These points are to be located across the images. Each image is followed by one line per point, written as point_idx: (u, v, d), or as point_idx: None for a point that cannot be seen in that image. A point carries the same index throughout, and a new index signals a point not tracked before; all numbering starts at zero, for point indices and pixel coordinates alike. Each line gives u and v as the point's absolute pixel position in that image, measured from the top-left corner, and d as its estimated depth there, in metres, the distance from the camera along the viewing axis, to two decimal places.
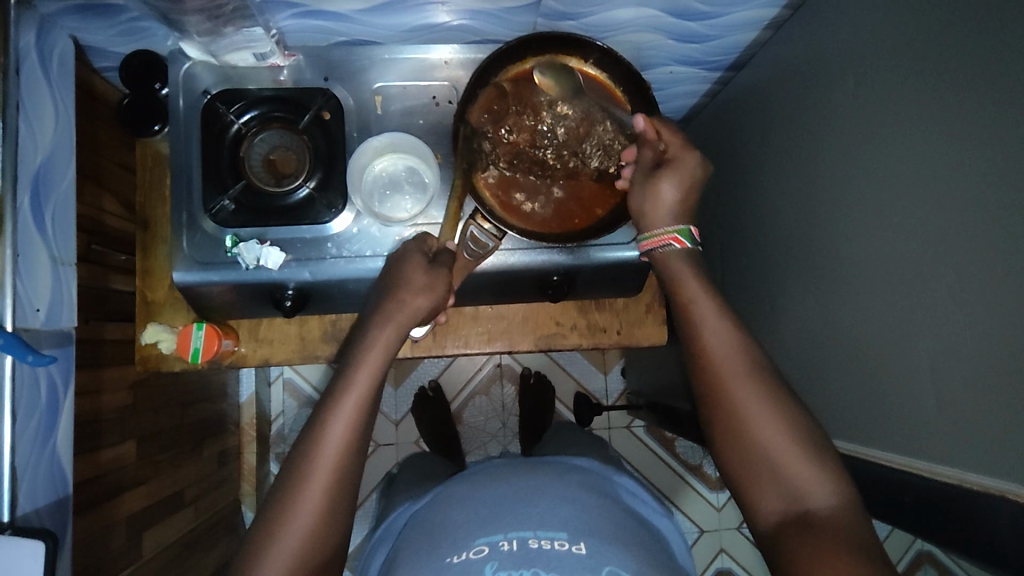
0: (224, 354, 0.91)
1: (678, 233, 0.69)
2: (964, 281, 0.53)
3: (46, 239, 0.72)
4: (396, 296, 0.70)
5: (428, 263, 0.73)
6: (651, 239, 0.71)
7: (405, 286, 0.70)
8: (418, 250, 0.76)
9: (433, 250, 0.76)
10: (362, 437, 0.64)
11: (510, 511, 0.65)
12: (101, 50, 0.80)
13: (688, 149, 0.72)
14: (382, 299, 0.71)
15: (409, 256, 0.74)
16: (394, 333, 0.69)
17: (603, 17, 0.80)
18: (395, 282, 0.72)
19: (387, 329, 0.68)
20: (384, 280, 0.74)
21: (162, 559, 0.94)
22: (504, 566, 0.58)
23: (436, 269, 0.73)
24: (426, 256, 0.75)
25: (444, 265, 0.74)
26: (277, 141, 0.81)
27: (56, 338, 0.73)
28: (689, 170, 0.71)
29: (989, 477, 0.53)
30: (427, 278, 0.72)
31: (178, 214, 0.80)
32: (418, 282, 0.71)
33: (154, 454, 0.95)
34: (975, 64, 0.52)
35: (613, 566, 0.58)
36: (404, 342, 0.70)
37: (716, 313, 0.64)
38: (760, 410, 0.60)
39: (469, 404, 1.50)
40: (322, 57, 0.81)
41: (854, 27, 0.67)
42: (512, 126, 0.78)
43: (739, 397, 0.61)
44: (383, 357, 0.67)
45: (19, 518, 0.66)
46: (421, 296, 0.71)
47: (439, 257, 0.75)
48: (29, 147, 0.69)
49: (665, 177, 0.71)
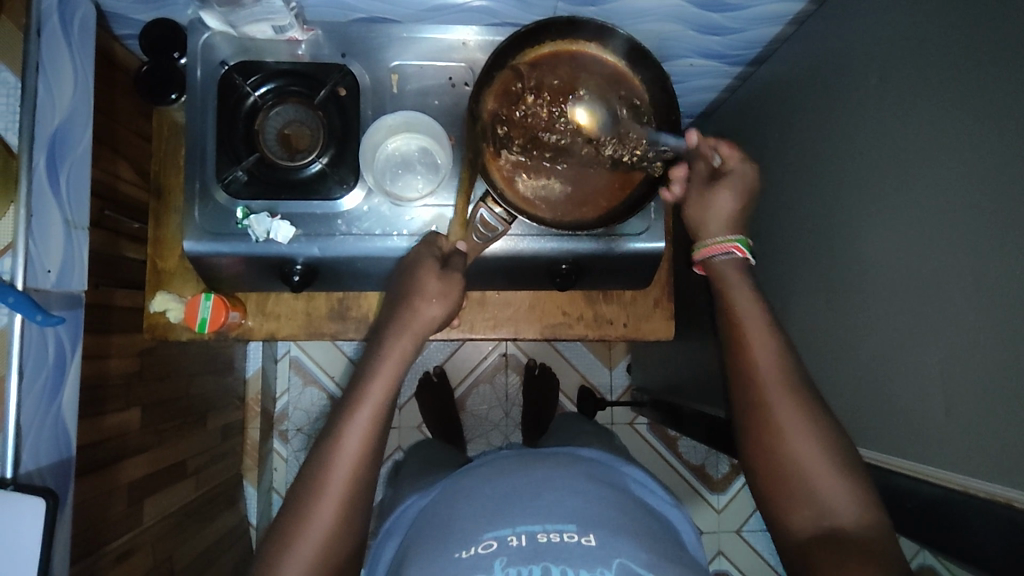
0: (230, 326, 0.92)
1: (739, 242, 0.70)
2: (978, 284, 0.52)
3: (59, 201, 0.73)
4: (410, 303, 0.69)
5: (440, 268, 0.72)
6: (711, 246, 0.71)
7: (419, 295, 0.69)
8: (430, 254, 0.74)
9: (444, 252, 0.75)
10: (382, 421, 0.65)
11: (518, 504, 0.64)
12: (122, 17, 0.81)
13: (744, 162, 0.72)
14: (396, 307, 0.70)
15: (422, 262, 0.73)
16: (411, 342, 0.68)
17: (625, 5, 0.79)
18: (405, 290, 0.71)
19: (403, 337, 0.68)
20: (396, 283, 0.73)
21: (162, 526, 0.96)
22: (513, 561, 0.58)
23: (451, 274, 0.71)
24: (439, 263, 0.73)
25: (455, 269, 0.73)
26: (292, 116, 0.81)
27: (66, 301, 0.73)
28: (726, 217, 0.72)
29: (996, 484, 0.52)
30: (440, 284, 0.71)
31: (191, 184, 0.80)
32: (433, 289, 0.70)
33: (158, 423, 0.96)
34: (1001, 60, 0.50)
35: (624, 559, 0.58)
36: (419, 351, 0.70)
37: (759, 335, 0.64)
38: (791, 423, 0.60)
39: (473, 393, 1.50)
40: (340, 33, 0.81)
41: (879, 22, 0.65)
42: (528, 109, 0.78)
43: (776, 410, 0.61)
44: (401, 363, 0.67)
45: (21, 476, 0.66)
46: (434, 304, 0.70)
47: (453, 260, 0.74)
48: (47, 108, 0.70)
49: (720, 189, 0.72)
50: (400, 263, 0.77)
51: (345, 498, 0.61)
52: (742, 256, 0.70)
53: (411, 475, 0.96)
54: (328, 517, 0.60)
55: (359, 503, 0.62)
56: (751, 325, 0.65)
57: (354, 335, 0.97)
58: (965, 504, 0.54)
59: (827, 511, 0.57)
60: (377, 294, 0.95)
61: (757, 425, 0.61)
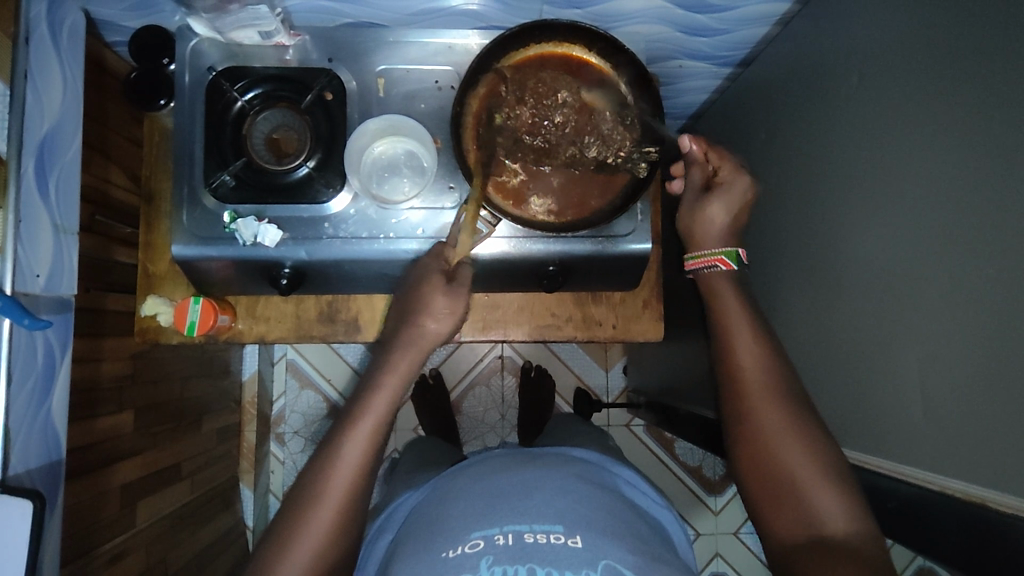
0: (221, 329, 0.92)
1: (724, 255, 0.74)
2: (956, 283, 0.52)
3: (48, 206, 0.73)
4: (418, 321, 0.71)
5: (447, 283, 0.73)
6: (700, 258, 0.75)
7: (425, 313, 0.71)
8: (437, 266, 0.75)
9: (451, 266, 0.76)
10: (386, 425, 0.66)
11: (505, 505, 0.64)
12: (113, 24, 0.82)
13: (739, 173, 0.76)
14: (403, 321, 0.72)
15: (428, 277, 0.74)
16: (418, 357, 0.71)
17: (610, 7, 0.80)
18: (413, 309, 0.72)
19: (410, 354, 0.70)
20: (403, 299, 0.75)
21: (155, 529, 0.96)
22: (499, 560, 0.57)
23: (457, 291, 0.73)
24: (447, 277, 0.74)
25: (463, 283, 0.74)
26: (280, 120, 0.82)
27: (56, 306, 0.74)
28: (738, 194, 0.75)
29: (972, 485, 0.52)
30: (448, 300, 0.72)
31: (179, 189, 0.80)
32: (440, 307, 0.72)
33: (152, 426, 0.97)
34: (982, 56, 0.50)
35: (610, 560, 0.57)
36: (423, 367, 0.71)
37: (750, 347, 0.67)
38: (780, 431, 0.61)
39: (469, 394, 1.50)
40: (327, 38, 0.82)
41: (861, 21, 0.65)
42: (511, 112, 0.79)
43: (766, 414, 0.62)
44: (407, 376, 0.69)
45: (10, 479, 0.67)
46: (440, 320, 0.72)
47: (461, 273, 0.75)
48: (36, 114, 0.71)
49: (712, 203, 0.76)
50: (410, 269, 0.78)
51: (329, 497, 0.61)
52: (727, 269, 0.73)
53: (402, 475, 0.97)
54: (312, 518, 0.60)
55: (347, 505, 0.62)
56: (741, 338, 0.67)
57: (344, 337, 0.97)
58: (945, 506, 0.54)
59: (814, 520, 0.57)
60: (381, 298, 0.96)
61: (750, 436, 0.62)
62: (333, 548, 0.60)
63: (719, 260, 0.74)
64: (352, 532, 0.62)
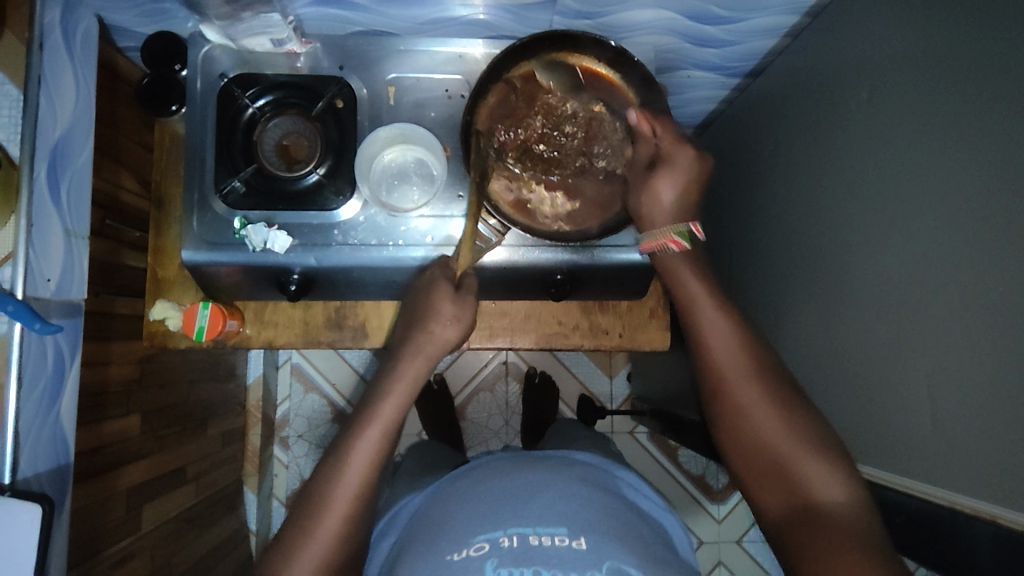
0: (229, 334, 0.93)
1: (676, 234, 0.71)
2: (964, 298, 0.52)
3: (60, 211, 0.74)
4: (428, 327, 0.71)
5: (455, 292, 0.73)
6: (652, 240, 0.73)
7: (433, 318, 0.71)
8: (444, 276, 0.76)
9: (456, 275, 0.77)
10: (394, 430, 0.66)
11: (510, 507, 0.64)
12: (126, 30, 0.83)
13: (683, 145, 0.72)
14: (410, 327, 0.72)
15: (437, 284, 0.74)
16: (424, 363, 0.70)
17: (619, 18, 0.80)
18: (421, 313, 0.72)
19: (414, 357, 0.70)
20: (410, 305, 0.75)
21: (160, 532, 0.96)
22: (504, 563, 0.57)
23: (465, 299, 0.73)
24: (453, 285, 0.75)
25: (469, 292, 0.74)
26: (290, 127, 0.83)
27: (67, 309, 0.75)
28: (684, 167, 0.71)
29: (980, 500, 0.52)
30: (454, 308, 0.72)
31: (190, 194, 0.81)
32: (447, 312, 0.72)
33: (158, 429, 0.97)
34: (987, 75, 0.51)
35: (614, 562, 0.57)
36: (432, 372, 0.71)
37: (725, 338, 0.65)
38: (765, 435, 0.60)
39: (473, 400, 1.50)
40: (338, 46, 0.82)
41: (871, 35, 0.65)
42: (522, 124, 0.80)
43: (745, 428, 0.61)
44: (413, 384, 0.69)
45: (19, 481, 0.67)
46: (448, 328, 0.71)
47: (465, 283, 0.76)
48: (49, 119, 0.71)
49: (660, 176, 0.72)
50: (416, 278, 0.79)
51: (336, 503, 0.61)
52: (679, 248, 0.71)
53: (406, 479, 0.96)
54: (316, 526, 0.60)
55: (354, 513, 0.62)
56: (714, 325, 0.66)
57: (351, 344, 0.98)
58: (952, 520, 0.54)
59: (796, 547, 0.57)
60: (389, 304, 0.96)
61: (733, 442, 0.62)
62: (338, 555, 0.60)
63: (671, 240, 0.71)
64: (358, 540, 0.63)
